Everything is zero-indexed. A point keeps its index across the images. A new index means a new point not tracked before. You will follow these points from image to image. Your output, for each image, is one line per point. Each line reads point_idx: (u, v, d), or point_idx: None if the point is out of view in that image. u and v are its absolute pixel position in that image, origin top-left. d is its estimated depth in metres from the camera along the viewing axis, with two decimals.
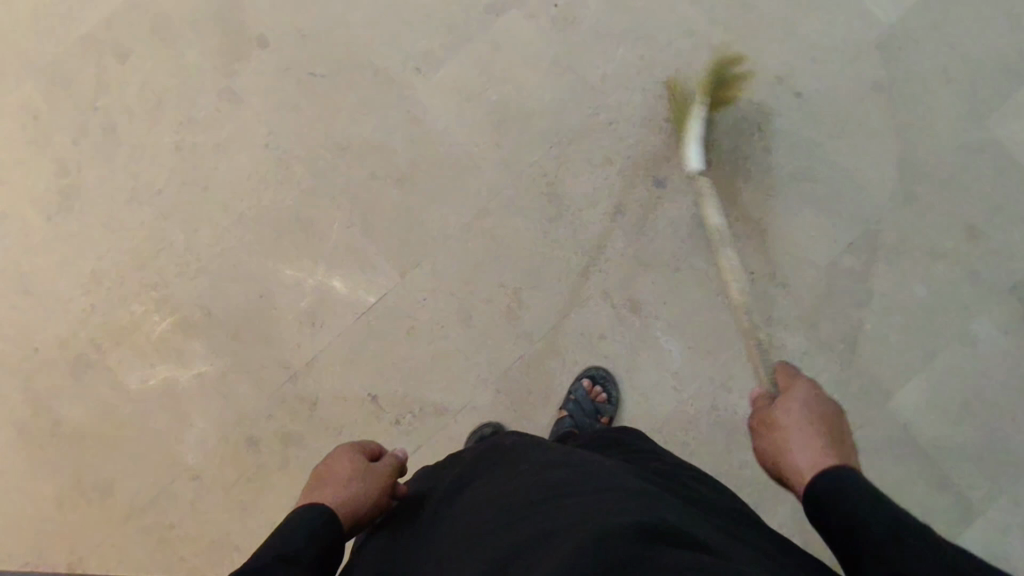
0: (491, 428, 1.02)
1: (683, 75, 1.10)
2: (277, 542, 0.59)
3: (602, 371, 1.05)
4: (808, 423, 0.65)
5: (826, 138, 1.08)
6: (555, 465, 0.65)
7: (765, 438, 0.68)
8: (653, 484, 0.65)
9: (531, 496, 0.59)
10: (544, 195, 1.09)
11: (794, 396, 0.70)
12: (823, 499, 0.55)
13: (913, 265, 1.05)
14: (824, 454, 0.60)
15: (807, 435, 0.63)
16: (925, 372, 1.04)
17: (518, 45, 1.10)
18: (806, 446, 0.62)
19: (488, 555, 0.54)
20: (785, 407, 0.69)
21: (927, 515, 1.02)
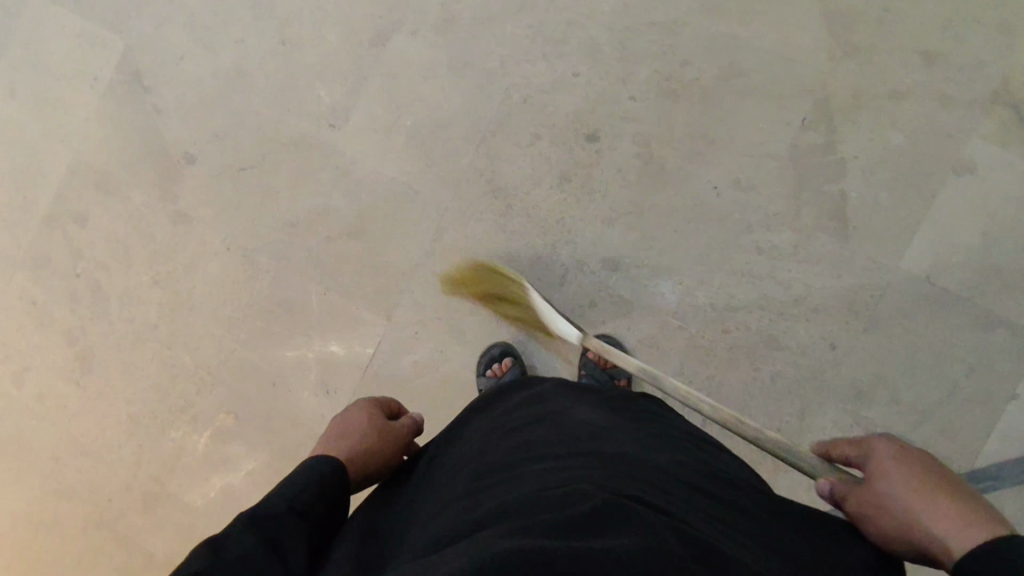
0: (500, 347, 1.07)
1: (577, 25, 1.07)
2: (291, 481, 0.58)
3: (604, 338, 1.05)
4: (914, 487, 0.56)
5: (741, 26, 1.03)
6: (540, 422, 0.65)
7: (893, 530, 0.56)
8: (637, 438, 0.63)
9: (509, 458, 0.59)
10: (487, 192, 1.09)
11: (876, 458, 0.61)
12: None
13: (877, 116, 0.99)
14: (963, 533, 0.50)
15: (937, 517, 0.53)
16: (930, 218, 0.98)
17: (412, 63, 1.11)
18: (941, 522, 0.52)
19: (446, 514, 0.54)
20: (878, 472, 0.59)
21: (986, 358, 0.96)
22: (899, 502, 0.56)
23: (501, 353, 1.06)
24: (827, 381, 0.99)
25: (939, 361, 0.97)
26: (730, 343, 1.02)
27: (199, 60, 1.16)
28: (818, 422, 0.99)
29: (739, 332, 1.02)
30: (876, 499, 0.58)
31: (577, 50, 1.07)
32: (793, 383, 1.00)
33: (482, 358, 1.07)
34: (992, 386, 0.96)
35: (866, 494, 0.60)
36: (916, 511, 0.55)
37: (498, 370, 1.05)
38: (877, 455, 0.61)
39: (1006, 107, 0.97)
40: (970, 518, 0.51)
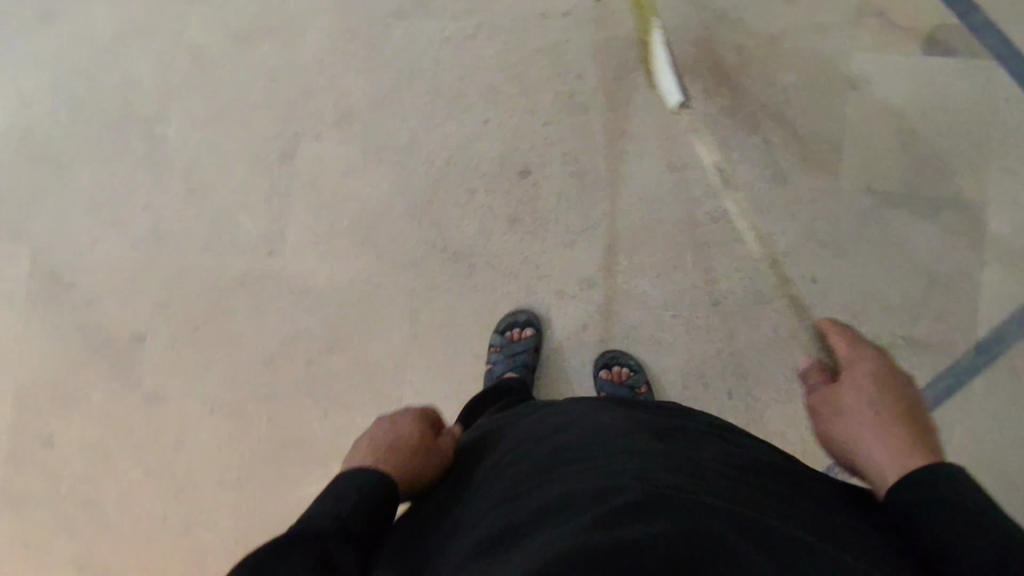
0: (525, 315, 1.06)
1: (469, 78, 1.09)
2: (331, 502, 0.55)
3: (610, 353, 1.06)
4: (873, 399, 0.64)
5: (617, 27, 1.08)
6: (563, 424, 0.62)
7: (835, 424, 0.65)
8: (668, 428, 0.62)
9: (541, 461, 0.58)
10: (446, 259, 1.08)
11: (859, 368, 0.68)
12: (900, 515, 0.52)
13: (766, 64, 1.06)
14: (899, 451, 0.57)
15: (879, 430, 0.60)
16: (848, 135, 1.04)
17: (327, 167, 1.11)
18: (878, 433, 0.60)
19: (485, 525, 0.53)
20: (856, 384, 0.66)
21: (950, 237, 1.01)
22: (852, 410, 0.64)
23: (526, 321, 1.05)
24: (823, 313, 1.03)
25: (911, 256, 1.02)
26: (723, 312, 1.04)
27: (115, 237, 1.12)
28: None
29: (727, 298, 1.04)
30: (835, 396, 0.67)
31: (478, 100, 1.09)
32: (794, 325, 1.03)
33: (505, 318, 1.06)
34: (967, 260, 1.01)
35: (830, 392, 0.67)
36: (862, 419, 0.62)
37: (516, 335, 1.04)
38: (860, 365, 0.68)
39: (871, 17, 1.04)
40: (904, 439, 0.58)
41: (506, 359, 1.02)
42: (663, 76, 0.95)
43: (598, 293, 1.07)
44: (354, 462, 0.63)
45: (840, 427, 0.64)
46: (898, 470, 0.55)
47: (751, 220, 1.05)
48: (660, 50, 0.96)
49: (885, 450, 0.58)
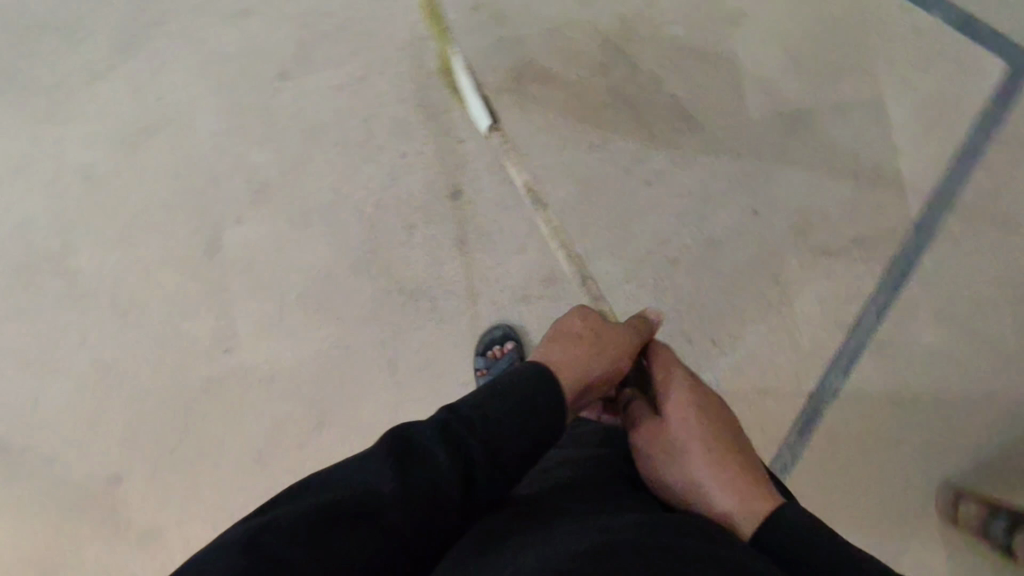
0: (502, 329, 1.04)
1: (372, 116, 1.07)
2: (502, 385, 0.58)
3: None
4: (696, 432, 0.65)
5: (500, 30, 1.09)
6: (581, 469, 0.64)
7: (659, 457, 0.64)
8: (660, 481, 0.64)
9: (555, 495, 0.58)
10: (405, 300, 1.06)
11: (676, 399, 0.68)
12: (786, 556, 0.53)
13: (650, 26, 1.09)
14: (739, 494, 0.59)
15: (714, 471, 0.61)
16: (745, 69, 1.08)
17: (256, 246, 1.06)
18: (713, 471, 0.61)
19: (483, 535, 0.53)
20: (678, 417, 0.66)
21: (863, 136, 1.07)
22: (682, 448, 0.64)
23: (504, 334, 1.03)
24: (774, 240, 1.06)
25: (834, 163, 1.07)
26: (684, 267, 1.07)
27: (62, 386, 1.06)
28: (793, 274, 1.06)
29: (684, 253, 1.07)
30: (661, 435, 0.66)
31: (388, 136, 1.07)
32: (752, 259, 1.06)
33: (483, 337, 1.04)
34: (883, 152, 1.06)
35: (657, 426, 0.67)
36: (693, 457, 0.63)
37: (498, 351, 1.02)
38: (675, 395, 0.68)
39: None
40: (737, 475, 0.61)
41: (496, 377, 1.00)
42: (473, 104, 1.00)
43: (565, 284, 1.05)
44: (548, 352, 0.67)
45: (666, 464, 0.63)
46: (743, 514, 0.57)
47: (682, 174, 1.07)
48: (464, 77, 1.00)
49: (724, 491, 0.59)
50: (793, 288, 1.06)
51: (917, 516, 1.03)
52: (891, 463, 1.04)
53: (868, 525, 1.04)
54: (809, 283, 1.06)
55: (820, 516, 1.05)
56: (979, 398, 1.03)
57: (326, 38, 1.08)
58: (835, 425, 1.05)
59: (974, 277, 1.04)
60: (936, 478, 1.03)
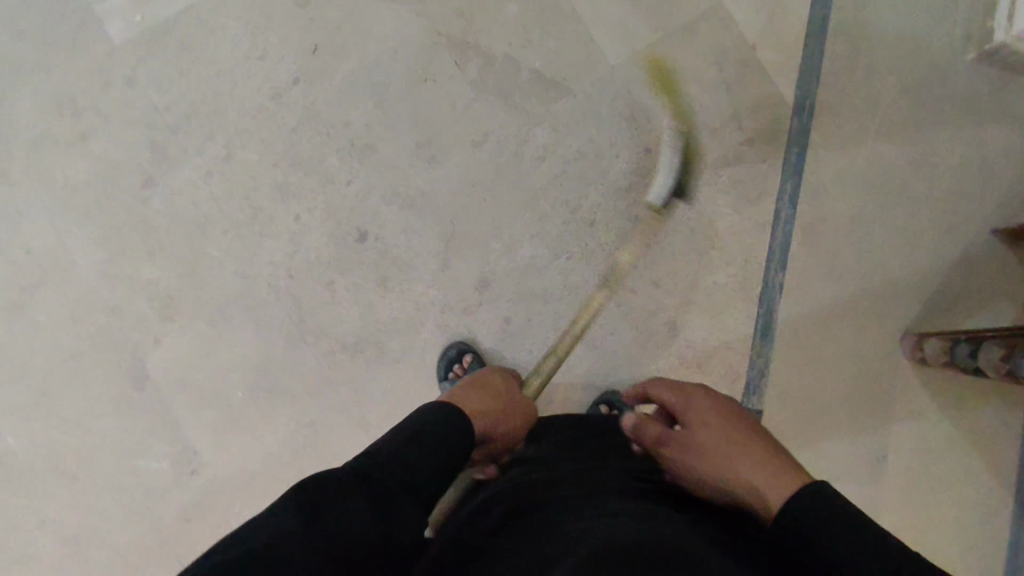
0: (456, 347, 1.04)
1: (251, 191, 1.04)
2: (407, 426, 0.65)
3: (616, 393, 1.06)
4: (723, 437, 0.70)
5: (344, 61, 1.06)
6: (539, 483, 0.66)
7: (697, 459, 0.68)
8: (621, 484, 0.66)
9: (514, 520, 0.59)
10: (352, 356, 1.03)
11: (699, 410, 0.74)
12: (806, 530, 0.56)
13: (487, 8, 1.07)
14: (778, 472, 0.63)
15: (751, 459, 0.66)
16: (591, 20, 1.08)
17: (183, 360, 1.02)
18: (749, 459, 0.66)
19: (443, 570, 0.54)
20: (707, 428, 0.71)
21: (720, 45, 1.09)
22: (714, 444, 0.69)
23: (459, 352, 1.03)
24: (676, 170, 1.09)
25: (702, 80, 1.09)
26: (603, 225, 1.08)
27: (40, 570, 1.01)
28: (703, 195, 1.09)
29: (598, 213, 1.08)
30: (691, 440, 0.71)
31: (274, 205, 1.04)
32: (662, 195, 1.08)
33: (440, 360, 1.04)
34: (743, 54, 1.09)
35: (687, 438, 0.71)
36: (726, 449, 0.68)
37: (460, 369, 1.02)
38: (699, 407, 0.74)
39: None
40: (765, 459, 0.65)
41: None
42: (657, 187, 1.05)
43: (498, 284, 1.06)
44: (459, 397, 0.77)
45: (705, 462, 0.67)
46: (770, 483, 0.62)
47: (568, 139, 1.08)
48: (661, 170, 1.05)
49: (764, 472, 0.63)
50: (708, 207, 1.09)
51: (891, 372, 1.08)
52: (855, 334, 1.08)
53: (854, 397, 1.08)
54: (720, 198, 1.09)
55: (808, 406, 1.08)
56: (901, 246, 1.09)
57: (175, 130, 1.03)
58: (794, 317, 1.08)
59: (857, 141, 1.10)
60: (893, 331, 1.08)
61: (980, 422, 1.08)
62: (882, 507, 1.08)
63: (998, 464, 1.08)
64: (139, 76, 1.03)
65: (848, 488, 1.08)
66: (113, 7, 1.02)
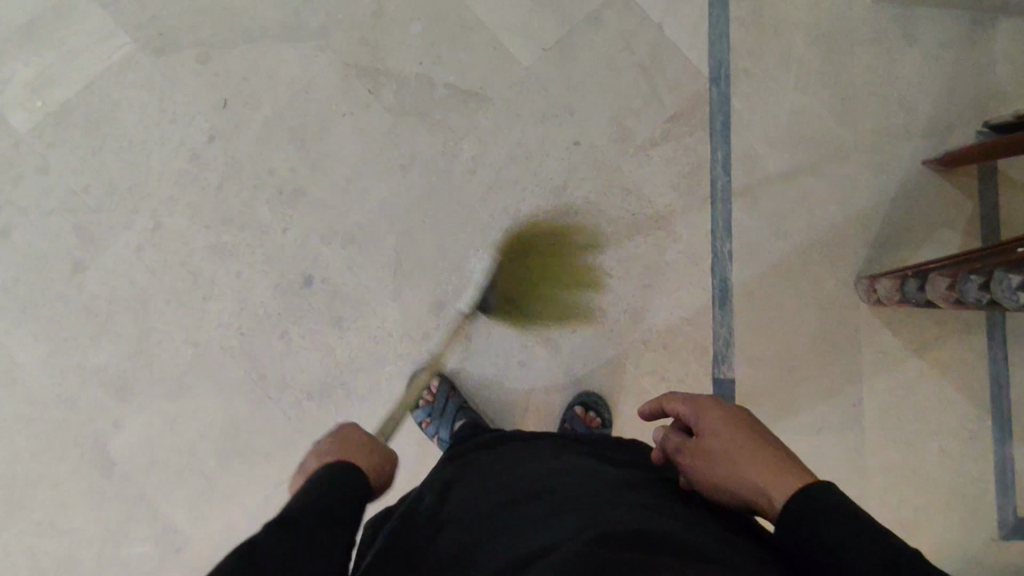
0: (423, 374, 1.03)
1: (186, 257, 1.02)
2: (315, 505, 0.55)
3: (592, 396, 1.06)
4: (733, 439, 0.64)
5: (258, 111, 1.05)
6: (528, 475, 0.65)
7: (709, 468, 0.63)
8: (607, 469, 0.66)
9: (507, 513, 0.58)
10: (320, 402, 1.02)
11: (707, 411, 0.68)
12: (803, 526, 0.54)
13: (391, 34, 1.07)
14: (790, 478, 0.58)
15: (763, 464, 0.60)
16: (497, 27, 1.09)
17: (149, 439, 0.99)
18: (760, 464, 0.61)
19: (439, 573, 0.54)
20: (712, 433, 0.65)
21: (628, 29, 1.10)
22: (726, 449, 0.63)
23: (426, 379, 1.03)
24: (607, 159, 1.09)
25: (617, 66, 1.10)
26: (546, 226, 1.08)
27: None
28: (638, 178, 1.09)
29: (539, 215, 1.08)
30: (701, 446, 0.65)
31: (213, 266, 1.02)
32: (599, 186, 1.09)
33: (409, 390, 1.03)
34: (652, 34, 1.10)
35: (697, 446, 0.66)
36: (738, 452, 0.62)
37: (429, 397, 1.01)
38: (706, 410, 0.68)
39: None
40: (783, 462, 0.60)
41: (442, 420, 1.01)
42: None
43: (453, 302, 1.05)
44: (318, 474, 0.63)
45: (717, 472, 0.63)
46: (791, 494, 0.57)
47: (496, 148, 1.08)
48: None
49: (776, 480, 0.59)
50: (647, 189, 1.09)
51: (853, 317, 1.10)
52: (812, 285, 1.10)
53: (822, 347, 1.09)
54: (656, 178, 1.09)
55: (781, 362, 1.09)
56: (839, 193, 1.11)
57: (99, 210, 1.01)
58: (748, 279, 1.09)
59: (778, 98, 1.11)
60: (847, 276, 1.10)
61: (947, 348, 1.10)
62: (870, 450, 1.09)
63: (971, 387, 1.10)
64: (52, 163, 1.01)
65: (834, 438, 1.09)
66: (15, 99, 1.02)
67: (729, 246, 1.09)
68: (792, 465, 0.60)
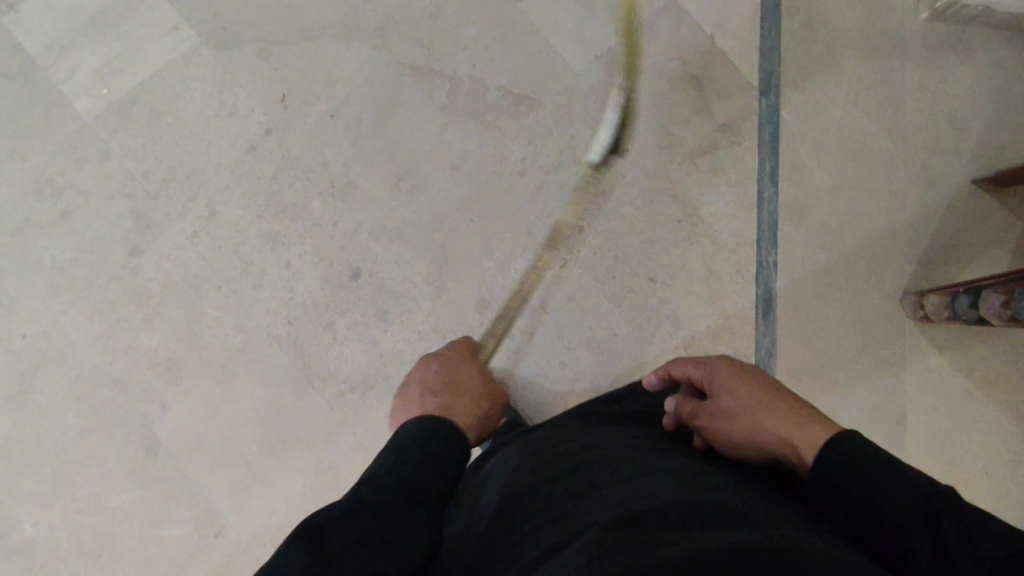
0: None
1: (238, 246, 1.04)
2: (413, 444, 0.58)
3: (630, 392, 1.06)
4: (749, 395, 0.71)
5: (313, 106, 1.07)
6: (584, 461, 0.64)
7: (727, 420, 0.70)
8: (663, 455, 0.65)
9: (564, 493, 0.59)
10: (361, 394, 1.02)
11: (723, 378, 0.75)
12: (839, 472, 0.57)
13: (445, 35, 1.09)
14: (808, 426, 0.64)
15: (778, 413, 0.67)
16: (549, 33, 1.10)
17: (193, 423, 1.01)
18: (777, 413, 0.67)
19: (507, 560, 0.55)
20: (728, 391, 0.73)
21: (678, 38, 1.11)
22: (745, 407, 0.70)
23: None
24: (654, 165, 1.10)
25: (667, 74, 1.11)
26: (591, 228, 1.08)
27: None
28: (685, 184, 1.10)
29: (584, 217, 1.08)
30: (720, 407, 0.71)
31: (264, 255, 1.04)
32: (645, 190, 1.09)
33: None
34: (702, 44, 1.11)
35: (714, 403, 0.72)
36: (757, 408, 0.69)
37: None
38: (721, 373, 0.75)
39: None
40: (797, 413, 0.66)
41: None
42: None
43: (497, 301, 1.06)
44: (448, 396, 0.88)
45: (736, 423, 0.69)
46: (814, 441, 0.62)
47: (544, 150, 1.09)
48: None
49: (796, 427, 0.64)
50: (692, 195, 1.10)
51: (898, 332, 1.09)
52: (856, 297, 1.09)
53: (866, 361, 1.08)
54: (702, 186, 1.10)
55: (824, 374, 1.08)
56: (887, 207, 1.10)
57: (157, 197, 1.04)
58: (792, 289, 1.09)
59: (827, 111, 1.12)
60: (893, 291, 1.09)
61: (993, 367, 1.08)
62: (914, 468, 1.07)
63: (1018, 405, 1.08)
64: (114, 150, 1.04)
65: None
66: (82, 87, 1.05)
67: (773, 255, 1.09)
68: (806, 415, 0.66)
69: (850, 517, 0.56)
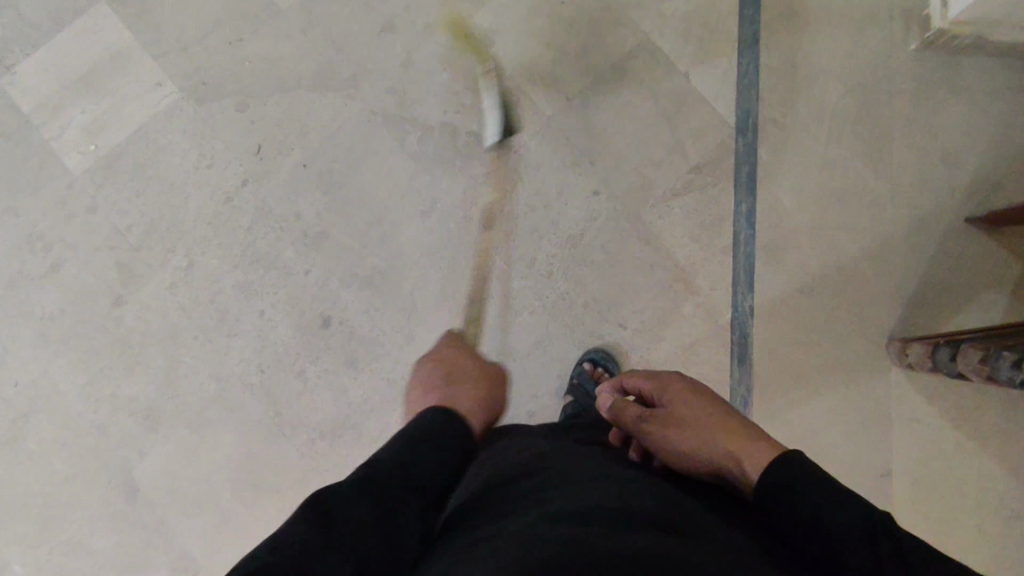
0: None
1: (214, 295, 1.07)
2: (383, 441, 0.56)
3: (599, 351, 1.06)
4: (699, 411, 0.67)
5: (287, 157, 1.09)
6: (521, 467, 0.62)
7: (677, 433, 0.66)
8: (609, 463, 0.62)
9: (492, 497, 0.57)
10: (330, 440, 1.05)
11: (676, 392, 0.71)
12: (779, 488, 0.54)
13: (417, 83, 1.10)
14: (756, 443, 0.60)
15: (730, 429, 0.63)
16: (522, 78, 1.10)
17: (170, 467, 1.05)
18: (726, 429, 0.63)
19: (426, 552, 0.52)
20: (682, 406, 0.69)
21: (653, 79, 1.09)
22: (698, 421, 0.65)
23: None
24: (626, 209, 1.08)
25: (641, 116, 1.09)
26: (561, 274, 1.08)
27: None
28: (656, 229, 1.08)
29: (554, 263, 1.08)
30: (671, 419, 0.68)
31: (239, 303, 1.07)
32: (615, 235, 1.08)
33: None
34: (678, 83, 1.09)
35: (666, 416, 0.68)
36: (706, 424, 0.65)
37: None
38: (675, 386, 0.72)
39: None
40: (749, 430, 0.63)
41: None
42: None
43: None
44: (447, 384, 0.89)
45: (684, 435, 0.65)
46: (758, 457, 0.59)
47: (514, 195, 1.09)
48: None
49: (745, 443, 0.61)
50: (665, 239, 1.07)
51: (883, 381, 1.04)
52: (838, 344, 1.05)
53: (847, 412, 1.04)
54: (675, 229, 1.07)
55: (803, 425, 1.04)
56: (872, 250, 1.06)
57: (138, 248, 1.08)
58: (771, 338, 1.05)
59: (808, 149, 1.08)
60: (877, 338, 1.05)
61: (984, 420, 1.03)
62: None
63: (1012, 460, 1.02)
64: (99, 203, 1.09)
65: None
66: (71, 143, 1.09)
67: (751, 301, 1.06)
68: (755, 433, 0.62)
69: (802, 539, 0.52)
